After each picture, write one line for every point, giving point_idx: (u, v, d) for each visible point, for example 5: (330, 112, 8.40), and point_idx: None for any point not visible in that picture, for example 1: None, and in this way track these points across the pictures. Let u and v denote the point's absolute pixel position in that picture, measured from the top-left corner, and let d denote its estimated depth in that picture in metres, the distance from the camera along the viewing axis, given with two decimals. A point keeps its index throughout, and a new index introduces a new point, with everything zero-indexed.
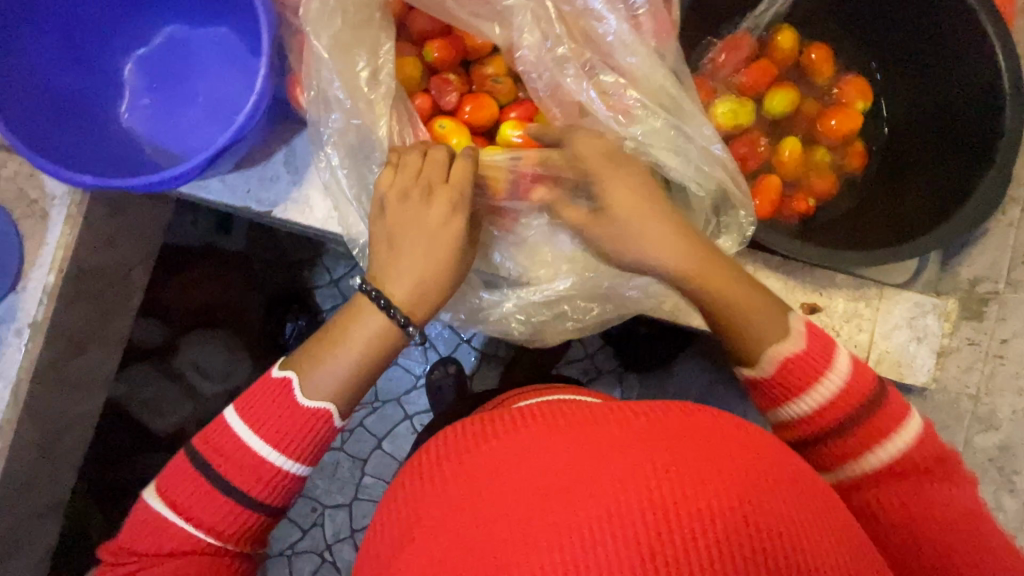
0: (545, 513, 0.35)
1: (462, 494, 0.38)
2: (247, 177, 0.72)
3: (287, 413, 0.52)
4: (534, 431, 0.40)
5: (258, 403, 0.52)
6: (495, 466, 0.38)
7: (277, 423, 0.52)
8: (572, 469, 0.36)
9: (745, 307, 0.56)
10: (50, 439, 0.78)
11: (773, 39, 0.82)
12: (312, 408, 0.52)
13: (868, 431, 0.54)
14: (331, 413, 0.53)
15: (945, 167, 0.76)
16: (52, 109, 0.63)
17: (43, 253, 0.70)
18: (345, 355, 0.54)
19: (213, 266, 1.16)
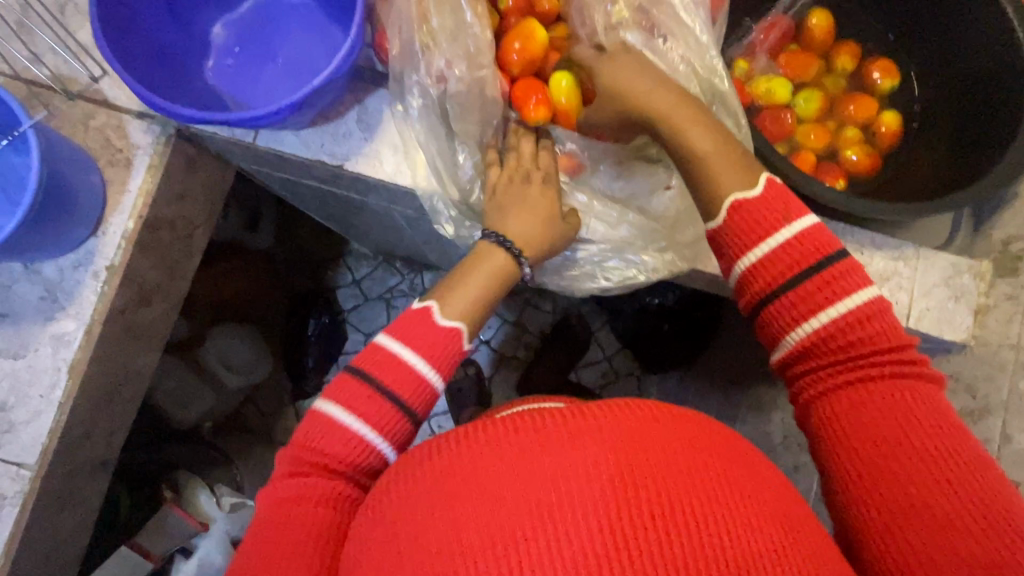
0: (518, 515, 0.39)
1: (439, 501, 0.41)
2: (321, 133, 0.76)
3: (431, 331, 0.58)
4: (494, 439, 0.43)
5: (407, 323, 0.59)
6: (467, 473, 0.42)
7: (427, 343, 0.58)
8: (538, 473, 0.40)
9: (708, 153, 0.60)
10: (111, 387, 0.79)
11: (808, 24, 0.90)
12: (447, 327, 0.59)
13: (823, 286, 0.54)
14: (461, 333, 0.60)
15: (973, 135, 0.82)
16: (151, 60, 0.68)
17: (124, 199, 0.74)
18: (472, 291, 0.61)
19: (244, 264, 1.29)
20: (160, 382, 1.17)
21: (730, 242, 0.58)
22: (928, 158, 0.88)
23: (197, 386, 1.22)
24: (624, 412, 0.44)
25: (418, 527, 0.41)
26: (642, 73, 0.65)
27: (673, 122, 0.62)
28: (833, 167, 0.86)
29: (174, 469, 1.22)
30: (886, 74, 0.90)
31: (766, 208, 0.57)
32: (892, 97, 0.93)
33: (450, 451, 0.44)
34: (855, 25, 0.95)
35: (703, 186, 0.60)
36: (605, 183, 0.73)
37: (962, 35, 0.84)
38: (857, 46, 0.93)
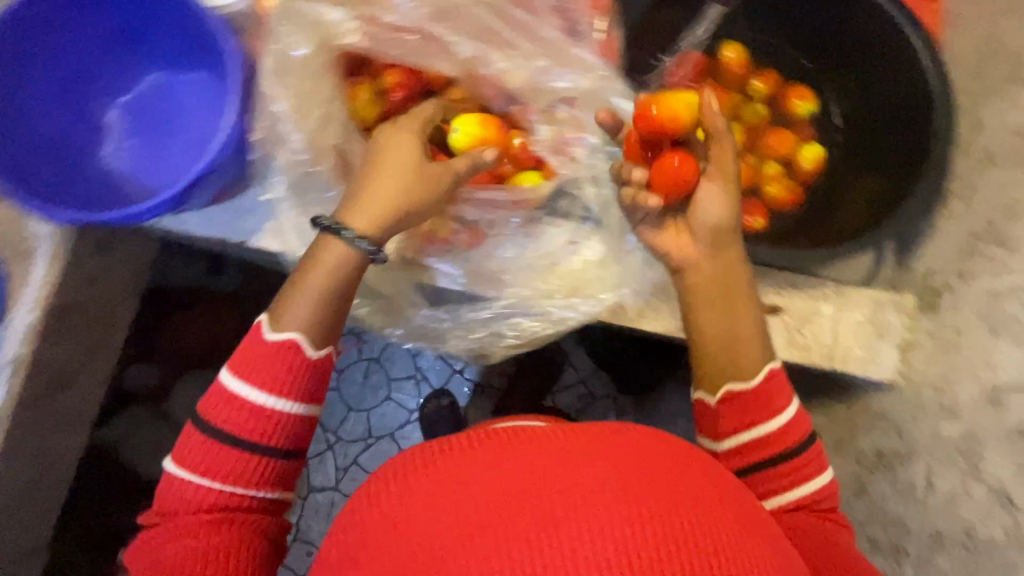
0: (544, 527, 0.35)
1: (456, 493, 0.38)
2: (223, 210, 0.75)
3: (268, 354, 0.56)
4: (536, 447, 0.41)
5: (250, 353, 0.56)
6: (499, 468, 0.39)
7: (268, 373, 0.56)
8: (576, 488, 0.37)
9: (712, 326, 0.62)
10: (31, 475, 0.79)
11: (722, 56, 0.88)
12: (277, 340, 0.56)
13: (756, 399, 0.59)
14: (299, 343, 0.57)
15: (893, 168, 0.81)
16: (38, 155, 0.69)
17: (27, 291, 0.73)
18: (310, 287, 0.58)
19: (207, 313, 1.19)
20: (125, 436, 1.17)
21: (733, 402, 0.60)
22: (855, 188, 0.85)
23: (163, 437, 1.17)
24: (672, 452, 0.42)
25: (399, 548, 0.37)
26: (728, 256, 0.64)
27: (733, 302, 0.63)
28: (752, 204, 0.84)
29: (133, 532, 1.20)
30: (805, 101, 0.88)
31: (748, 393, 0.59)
32: (815, 124, 0.90)
33: (435, 467, 0.41)
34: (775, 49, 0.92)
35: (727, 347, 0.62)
36: (513, 255, 0.72)
37: (874, 65, 0.82)
38: (777, 72, 0.90)
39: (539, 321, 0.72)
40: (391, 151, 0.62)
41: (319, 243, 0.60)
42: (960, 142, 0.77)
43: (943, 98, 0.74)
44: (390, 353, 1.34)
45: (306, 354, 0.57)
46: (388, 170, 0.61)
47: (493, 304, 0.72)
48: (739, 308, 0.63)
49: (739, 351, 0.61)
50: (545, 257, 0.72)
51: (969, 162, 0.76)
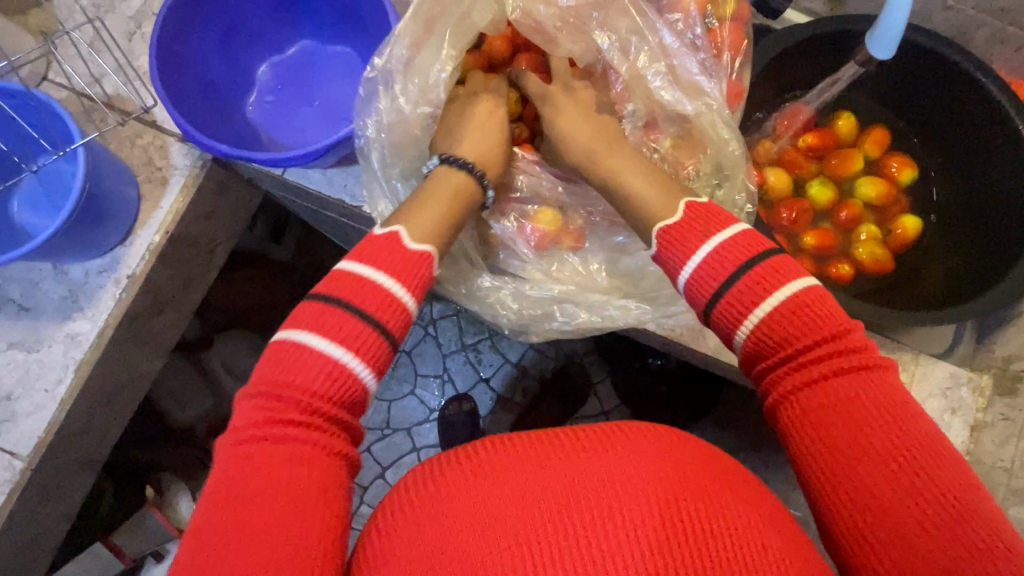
0: (570, 511, 0.43)
1: (496, 491, 0.45)
2: (345, 173, 0.80)
3: (395, 253, 0.55)
4: (562, 442, 0.48)
5: (375, 248, 0.55)
6: (529, 467, 0.46)
7: (399, 265, 0.55)
8: (592, 474, 0.45)
9: (636, 184, 0.61)
10: (112, 388, 0.82)
11: (834, 120, 0.92)
12: (415, 249, 0.56)
13: (763, 281, 0.51)
14: (432, 256, 0.57)
15: (983, 252, 0.83)
16: (197, 95, 0.74)
17: (154, 215, 0.79)
18: (441, 208, 0.60)
19: (267, 272, 1.29)
20: (165, 379, 1.22)
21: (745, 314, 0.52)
22: (945, 261, 0.88)
23: (196, 387, 1.25)
24: (675, 439, 0.50)
25: (462, 506, 0.45)
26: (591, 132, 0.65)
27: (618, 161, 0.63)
28: (839, 260, 0.88)
29: (158, 470, 1.23)
30: (904, 169, 0.91)
31: (690, 231, 0.55)
32: (911, 194, 0.93)
33: (507, 446, 0.49)
34: (882, 118, 0.95)
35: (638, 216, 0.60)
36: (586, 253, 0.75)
37: (981, 149, 0.85)
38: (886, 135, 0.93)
39: (588, 312, 0.73)
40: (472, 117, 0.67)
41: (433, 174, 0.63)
42: None
43: None
44: (421, 348, 1.36)
45: (434, 267, 0.58)
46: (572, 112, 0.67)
47: (576, 307, 0.73)
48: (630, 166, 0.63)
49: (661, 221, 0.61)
50: (633, 268, 0.75)
51: None
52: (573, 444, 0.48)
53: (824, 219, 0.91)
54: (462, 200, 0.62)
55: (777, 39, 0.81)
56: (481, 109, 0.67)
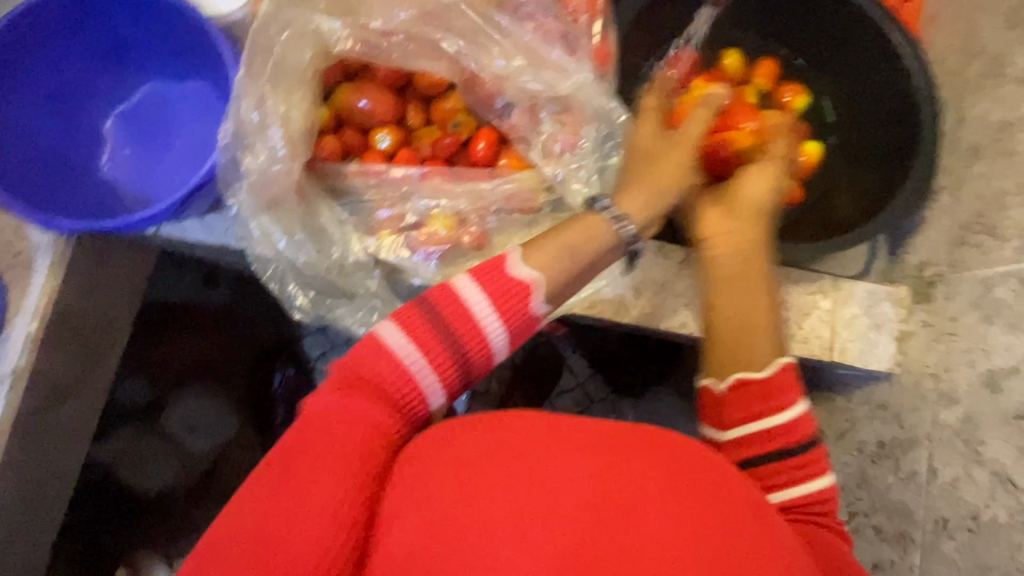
0: (508, 530, 0.41)
1: (435, 516, 0.42)
2: (224, 217, 0.75)
3: (504, 278, 0.52)
4: (500, 452, 0.44)
5: (487, 266, 0.53)
6: (468, 490, 0.43)
7: (497, 296, 0.51)
8: (534, 489, 0.42)
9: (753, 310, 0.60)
10: (29, 488, 0.77)
11: (722, 60, 0.91)
12: (521, 278, 0.52)
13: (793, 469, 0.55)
14: (536, 286, 0.53)
15: (879, 171, 0.84)
16: (33, 166, 0.69)
17: (26, 302, 0.73)
18: (564, 243, 0.55)
19: (199, 322, 1.22)
20: (118, 453, 1.16)
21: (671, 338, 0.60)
22: (852, 181, 0.87)
23: (156, 455, 1.18)
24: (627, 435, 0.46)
25: (420, 532, 0.42)
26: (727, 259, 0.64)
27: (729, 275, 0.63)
28: None
29: (134, 547, 1.20)
30: (797, 97, 0.90)
31: (782, 385, 0.56)
32: (810, 121, 0.92)
33: (446, 465, 0.45)
34: (770, 48, 0.93)
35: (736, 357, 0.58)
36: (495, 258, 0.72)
37: (862, 64, 0.84)
38: (777, 66, 0.92)
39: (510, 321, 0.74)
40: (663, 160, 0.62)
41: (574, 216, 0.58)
42: (945, 137, 0.80)
43: (929, 96, 0.76)
44: None
45: (531, 303, 0.53)
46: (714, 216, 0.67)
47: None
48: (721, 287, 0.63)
49: (750, 335, 0.59)
50: None
51: (954, 155, 0.78)
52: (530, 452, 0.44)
53: None
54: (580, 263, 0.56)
55: None
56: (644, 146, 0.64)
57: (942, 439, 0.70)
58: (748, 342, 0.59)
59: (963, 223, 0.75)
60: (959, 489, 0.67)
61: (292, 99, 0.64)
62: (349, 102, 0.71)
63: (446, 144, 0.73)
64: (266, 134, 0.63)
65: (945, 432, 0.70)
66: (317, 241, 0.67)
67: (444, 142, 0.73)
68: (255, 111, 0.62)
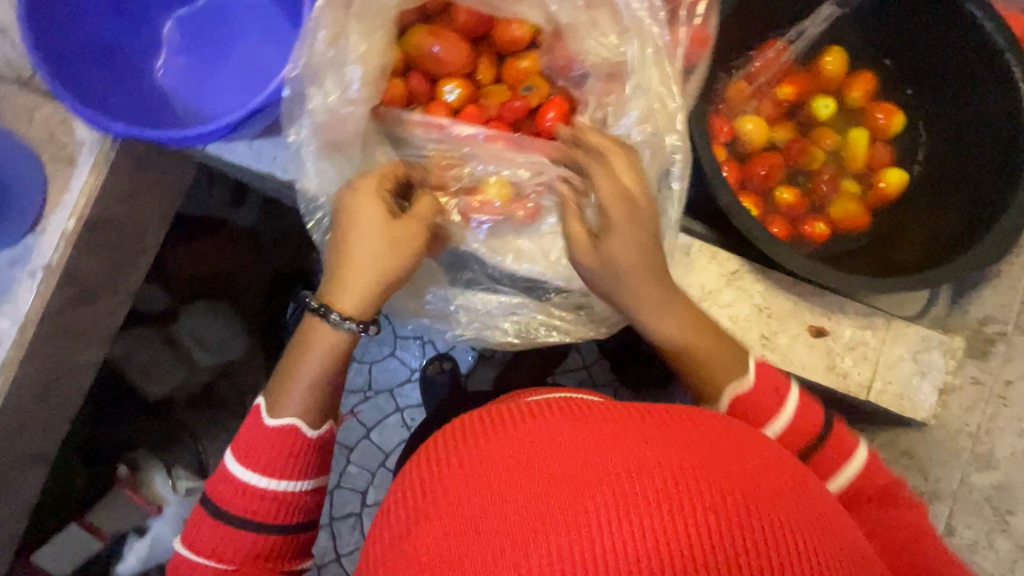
0: (538, 501, 0.35)
1: (459, 495, 0.37)
2: (274, 144, 0.72)
3: (261, 433, 0.56)
4: (530, 424, 0.40)
5: (247, 434, 0.56)
6: (494, 457, 0.38)
7: (267, 451, 0.55)
8: (566, 460, 0.36)
9: (691, 337, 0.59)
10: (47, 382, 0.77)
11: (819, 61, 0.84)
12: (279, 426, 0.56)
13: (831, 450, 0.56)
14: (298, 428, 0.56)
15: (957, 211, 0.79)
16: (90, 59, 0.66)
17: (65, 197, 0.72)
18: (314, 360, 0.57)
19: (222, 242, 1.20)
20: (131, 353, 1.17)
21: (692, 366, 0.59)
22: (927, 218, 0.82)
23: (167, 360, 1.19)
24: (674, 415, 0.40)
25: (446, 510, 0.37)
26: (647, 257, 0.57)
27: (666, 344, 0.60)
28: (813, 219, 0.82)
29: (133, 449, 1.20)
30: (891, 118, 0.84)
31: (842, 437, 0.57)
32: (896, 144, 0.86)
33: (479, 436, 0.41)
34: (873, 58, 0.87)
35: (701, 378, 0.58)
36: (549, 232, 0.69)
37: (970, 94, 0.78)
38: (875, 78, 0.85)
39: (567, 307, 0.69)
40: (361, 216, 0.57)
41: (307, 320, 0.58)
42: None
43: None
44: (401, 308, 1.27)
45: (305, 434, 0.56)
46: (604, 176, 0.57)
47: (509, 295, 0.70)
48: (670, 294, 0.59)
49: (704, 368, 0.58)
50: None
51: None
52: (635, 420, 0.39)
53: (805, 175, 0.84)
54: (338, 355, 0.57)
55: None
56: (368, 229, 0.57)
57: (967, 499, 0.73)
58: (722, 368, 0.58)
59: None
60: (977, 553, 0.71)
61: (371, 40, 0.62)
62: (423, 45, 0.66)
63: (515, 107, 0.69)
64: (343, 71, 0.61)
65: (971, 493, 0.73)
66: None
67: (513, 104, 0.69)
68: (332, 45, 0.60)
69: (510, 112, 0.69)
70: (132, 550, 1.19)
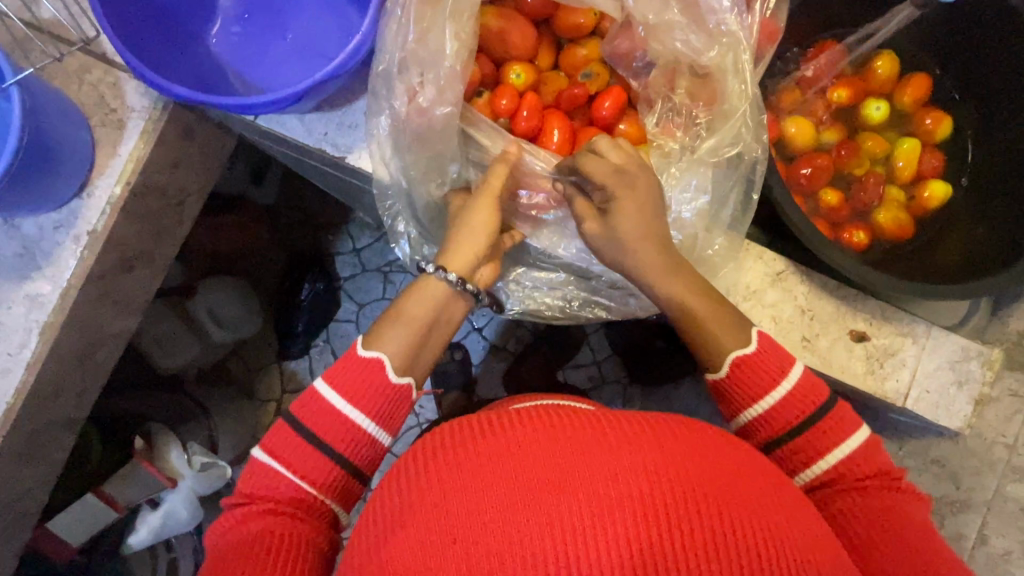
0: (536, 501, 0.38)
1: (463, 491, 0.41)
2: (325, 120, 0.72)
3: (356, 370, 0.55)
4: (525, 429, 0.43)
5: (339, 365, 0.55)
6: (495, 457, 0.42)
7: (355, 392, 0.54)
8: (562, 465, 0.40)
9: (704, 313, 0.57)
10: (83, 349, 0.76)
11: (871, 64, 0.84)
12: (369, 356, 0.55)
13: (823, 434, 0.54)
14: (385, 364, 0.55)
15: (989, 230, 0.80)
16: (149, 23, 0.65)
17: (113, 163, 0.71)
18: (408, 319, 0.56)
19: (245, 219, 1.22)
20: (148, 327, 1.14)
21: (732, 394, 0.57)
22: (967, 229, 0.83)
23: (182, 335, 1.18)
24: (653, 427, 0.44)
25: (451, 507, 0.40)
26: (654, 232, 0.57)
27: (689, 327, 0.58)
28: (856, 224, 0.82)
29: (145, 422, 1.18)
30: (938, 125, 0.84)
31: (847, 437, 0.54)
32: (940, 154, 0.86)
33: (478, 438, 0.44)
34: (924, 64, 0.86)
35: (705, 346, 0.57)
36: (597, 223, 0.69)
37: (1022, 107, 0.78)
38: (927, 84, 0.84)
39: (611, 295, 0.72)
40: (479, 221, 0.60)
41: (415, 282, 0.59)
42: None
43: None
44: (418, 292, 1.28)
45: (390, 375, 0.55)
46: (633, 208, 0.57)
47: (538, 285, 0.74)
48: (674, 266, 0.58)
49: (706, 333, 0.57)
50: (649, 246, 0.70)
51: None
52: (617, 430, 0.43)
53: (850, 179, 0.84)
54: (442, 325, 0.58)
55: None
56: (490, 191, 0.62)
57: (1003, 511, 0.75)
58: (725, 333, 0.57)
59: None
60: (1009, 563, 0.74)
61: (442, 17, 0.61)
62: (489, 27, 0.66)
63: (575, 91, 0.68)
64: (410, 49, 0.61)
65: (1007, 504, 0.75)
66: (426, 168, 0.66)
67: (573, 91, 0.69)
68: (407, 28, 0.60)
69: (567, 98, 0.69)
70: (145, 522, 1.19)
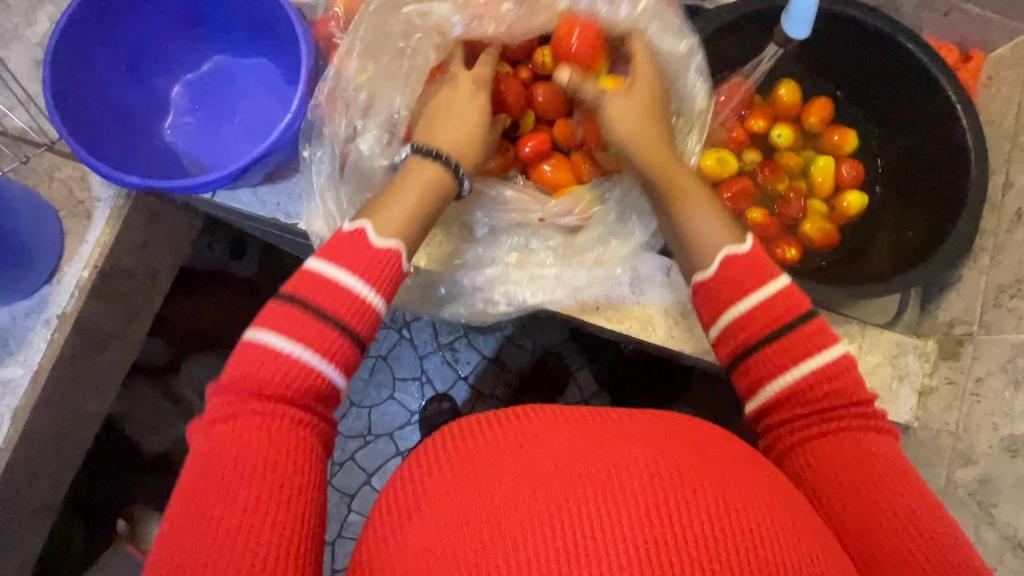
0: (536, 496, 0.40)
1: (466, 490, 0.42)
2: (276, 191, 0.78)
3: (334, 294, 0.53)
4: (522, 425, 0.46)
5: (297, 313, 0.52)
6: (498, 456, 0.43)
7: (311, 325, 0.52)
8: (561, 461, 0.41)
9: (702, 224, 0.61)
10: (59, 429, 0.79)
11: (775, 92, 0.92)
12: (381, 245, 0.56)
13: (785, 350, 0.54)
14: (399, 252, 0.57)
15: (921, 216, 0.85)
16: (107, 122, 0.72)
17: (81, 250, 0.77)
18: (406, 198, 0.59)
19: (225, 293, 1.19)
20: (133, 406, 1.14)
21: (710, 295, 0.58)
22: (890, 237, 0.88)
23: (168, 412, 1.16)
24: (643, 419, 0.47)
25: (457, 508, 0.41)
26: (648, 126, 0.64)
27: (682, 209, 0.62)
28: (786, 237, 0.88)
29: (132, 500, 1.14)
30: (846, 138, 0.91)
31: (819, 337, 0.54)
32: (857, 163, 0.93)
33: (481, 437, 0.46)
34: (823, 88, 0.95)
35: (695, 247, 0.61)
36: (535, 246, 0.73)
37: (914, 117, 0.86)
38: (830, 104, 0.92)
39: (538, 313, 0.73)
40: (457, 108, 0.64)
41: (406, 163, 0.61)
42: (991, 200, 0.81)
43: (977, 151, 0.78)
44: (396, 351, 1.24)
45: (400, 262, 0.57)
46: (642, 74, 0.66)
47: (520, 297, 0.73)
48: (649, 115, 0.65)
49: (699, 247, 0.60)
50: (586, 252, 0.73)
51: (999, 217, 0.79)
52: (614, 425, 0.45)
53: (776, 196, 0.90)
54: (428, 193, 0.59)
55: (706, 19, 0.82)
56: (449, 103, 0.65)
57: (955, 495, 0.74)
58: (713, 245, 0.60)
59: (1000, 285, 0.76)
60: None
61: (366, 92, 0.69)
62: None
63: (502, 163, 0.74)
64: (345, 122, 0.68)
65: (958, 489, 0.74)
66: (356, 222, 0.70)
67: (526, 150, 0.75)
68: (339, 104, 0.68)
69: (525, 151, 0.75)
70: None
